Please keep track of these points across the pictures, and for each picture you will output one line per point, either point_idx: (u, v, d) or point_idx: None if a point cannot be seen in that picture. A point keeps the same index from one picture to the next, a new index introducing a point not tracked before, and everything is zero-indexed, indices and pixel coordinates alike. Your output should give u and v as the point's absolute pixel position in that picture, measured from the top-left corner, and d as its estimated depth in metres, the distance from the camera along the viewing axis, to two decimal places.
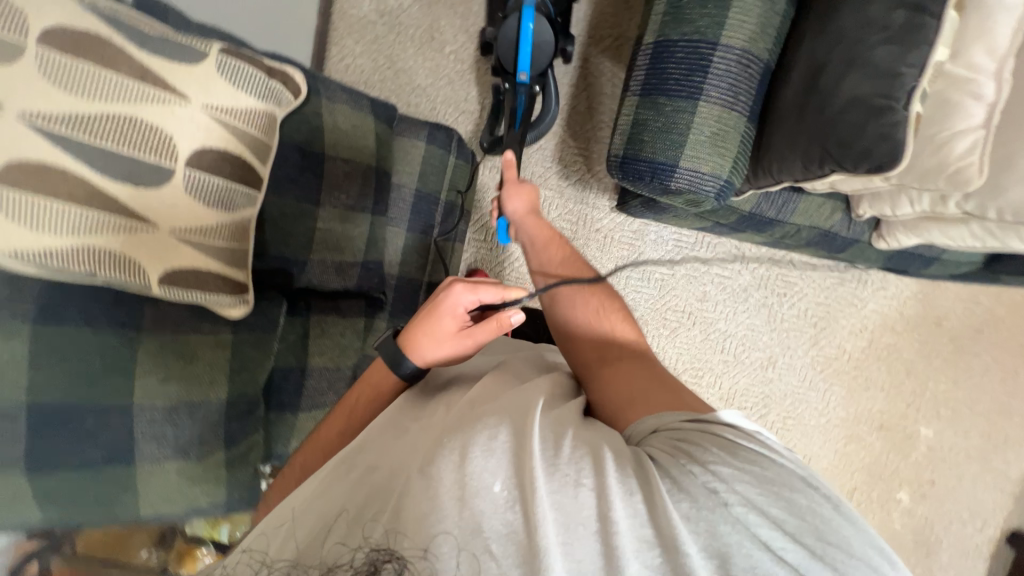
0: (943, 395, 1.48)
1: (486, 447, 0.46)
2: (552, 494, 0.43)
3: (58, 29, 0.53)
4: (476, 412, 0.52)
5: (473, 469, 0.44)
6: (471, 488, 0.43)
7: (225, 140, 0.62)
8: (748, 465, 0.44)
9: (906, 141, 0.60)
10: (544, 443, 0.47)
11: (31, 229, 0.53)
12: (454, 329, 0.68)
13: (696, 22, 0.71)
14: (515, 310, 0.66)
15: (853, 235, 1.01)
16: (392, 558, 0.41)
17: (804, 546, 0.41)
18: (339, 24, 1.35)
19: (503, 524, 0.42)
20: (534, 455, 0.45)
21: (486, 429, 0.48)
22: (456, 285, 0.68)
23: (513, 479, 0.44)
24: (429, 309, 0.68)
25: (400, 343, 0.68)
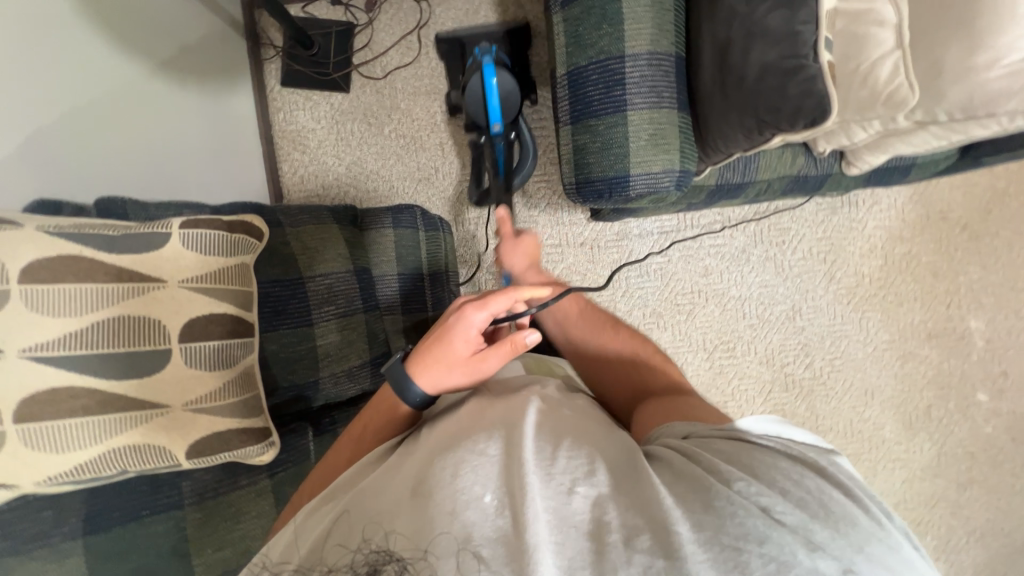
0: (979, 285, 1.43)
1: (479, 461, 0.47)
2: (546, 501, 0.43)
3: (33, 264, 0.56)
4: (467, 428, 0.52)
5: (463, 482, 0.45)
6: (461, 500, 0.44)
7: (206, 304, 0.65)
8: (757, 455, 0.45)
9: (829, 91, 0.62)
10: (538, 451, 0.47)
11: (61, 451, 0.56)
12: (467, 353, 0.65)
13: (598, 43, 0.75)
14: (529, 330, 0.64)
15: (823, 170, 1.01)
16: (393, 559, 0.42)
17: (819, 519, 0.40)
18: (283, 143, 1.42)
19: (492, 529, 0.42)
20: (526, 461, 0.46)
21: (477, 442, 0.49)
22: (464, 307, 0.65)
23: (502, 487, 0.45)
24: (439, 333, 0.65)
25: (408, 368, 0.65)
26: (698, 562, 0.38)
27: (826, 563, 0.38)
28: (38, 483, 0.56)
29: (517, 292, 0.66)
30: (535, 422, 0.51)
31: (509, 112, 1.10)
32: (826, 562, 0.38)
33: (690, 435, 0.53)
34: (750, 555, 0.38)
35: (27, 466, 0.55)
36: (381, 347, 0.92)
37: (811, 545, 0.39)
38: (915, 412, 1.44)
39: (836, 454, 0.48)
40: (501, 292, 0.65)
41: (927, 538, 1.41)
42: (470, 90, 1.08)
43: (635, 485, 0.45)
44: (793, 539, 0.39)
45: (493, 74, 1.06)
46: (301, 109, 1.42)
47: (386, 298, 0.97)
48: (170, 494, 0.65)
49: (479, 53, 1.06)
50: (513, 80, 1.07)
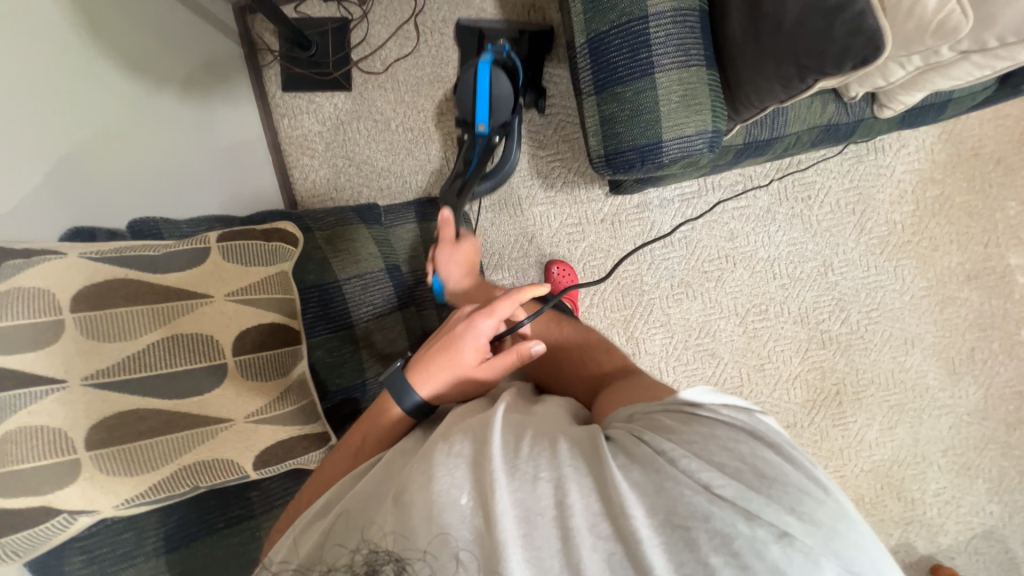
0: (1017, 220, 1.39)
1: (449, 462, 0.45)
2: (513, 493, 0.42)
3: (83, 291, 0.56)
4: (444, 431, 0.50)
5: (439, 485, 0.43)
6: (438, 503, 0.42)
7: (255, 315, 0.65)
8: (697, 428, 0.45)
9: (880, 24, 0.58)
10: (506, 445, 0.46)
11: (134, 473, 0.57)
12: (474, 363, 0.63)
13: (619, 6, 0.72)
14: (533, 340, 0.64)
15: (855, 116, 0.97)
16: (392, 559, 0.41)
17: (758, 489, 0.40)
18: (290, 148, 1.41)
19: (469, 531, 0.40)
20: (495, 459, 0.44)
21: (447, 443, 0.47)
22: (472, 316, 0.65)
23: (476, 486, 0.43)
24: (446, 341, 0.64)
25: (412, 378, 0.62)
26: (652, 545, 0.38)
27: (765, 530, 0.38)
28: (117, 507, 0.56)
29: (520, 295, 0.66)
30: (501, 421, 0.49)
31: (495, 112, 1.01)
32: (765, 531, 0.38)
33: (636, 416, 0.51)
34: (698, 532, 0.38)
35: (104, 491, 0.55)
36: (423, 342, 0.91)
37: (750, 514, 0.38)
38: (959, 357, 1.41)
39: (760, 418, 0.47)
40: (505, 296, 0.66)
41: (980, 482, 1.39)
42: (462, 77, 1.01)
43: (594, 467, 0.43)
44: (735, 512, 0.38)
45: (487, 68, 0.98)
46: (304, 113, 1.40)
47: (420, 292, 0.94)
48: (241, 505, 0.66)
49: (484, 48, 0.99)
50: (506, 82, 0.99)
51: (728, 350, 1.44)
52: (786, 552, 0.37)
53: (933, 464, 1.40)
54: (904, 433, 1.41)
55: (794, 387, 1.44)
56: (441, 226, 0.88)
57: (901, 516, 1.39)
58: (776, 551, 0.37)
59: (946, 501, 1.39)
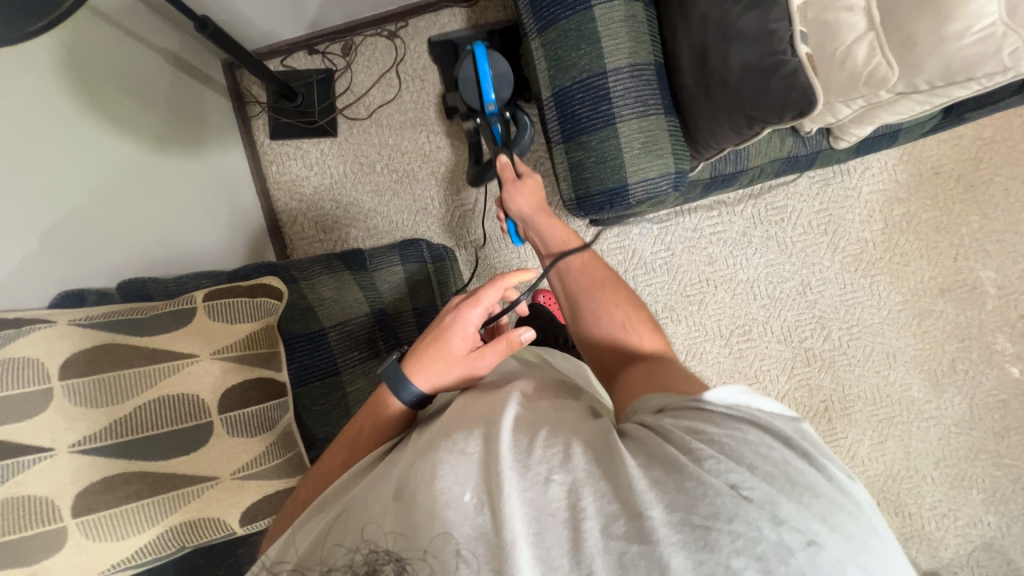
0: (982, 233, 1.44)
1: (455, 460, 0.46)
2: (524, 493, 0.42)
3: (71, 358, 0.58)
4: (450, 426, 0.51)
5: (443, 482, 0.44)
6: (441, 502, 0.43)
7: (240, 371, 0.67)
8: (725, 430, 0.43)
9: (813, 82, 0.63)
10: (516, 445, 0.46)
11: (120, 537, 0.57)
12: (465, 350, 0.64)
13: (579, 64, 0.77)
14: (524, 327, 0.64)
15: (812, 148, 1.02)
16: (392, 559, 0.41)
17: (781, 488, 0.40)
18: (279, 193, 1.45)
19: (473, 528, 0.41)
20: (504, 456, 0.45)
21: (455, 441, 0.48)
22: (459, 306, 0.66)
23: (479, 484, 0.44)
24: (436, 333, 0.65)
25: (407, 369, 0.63)
26: (670, 544, 0.37)
27: (793, 537, 0.37)
28: (102, 572, 0.57)
29: (505, 280, 0.67)
30: (512, 420, 0.49)
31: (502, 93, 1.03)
32: (793, 536, 0.37)
33: (665, 407, 0.49)
34: (719, 534, 0.37)
35: (89, 558, 0.56)
36: None
37: (777, 519, 0.38)
38: (940, 369, 1.44)
39: (799, 425, 0.46)
40: (490, 283, 0.67)
41: (974, 493, 1.39)
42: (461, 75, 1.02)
43: (609, 468, 0.43)
44: (765, 517, 0.38)
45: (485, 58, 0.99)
46: (292, 159, 1.45)
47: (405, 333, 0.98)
48: (229, 562, 0.66)
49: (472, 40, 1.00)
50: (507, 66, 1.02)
51: (715, 372, 1.47)
52: (814, 561, 0.37)
53: (926, 477, 1.41)
54: (894, 447, 1.43)
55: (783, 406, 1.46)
56: (498, 171, 0.86)
57: (901, 531, 1.39)
58: (803, 559, 0.37)
59: (943, 514, 1.39)
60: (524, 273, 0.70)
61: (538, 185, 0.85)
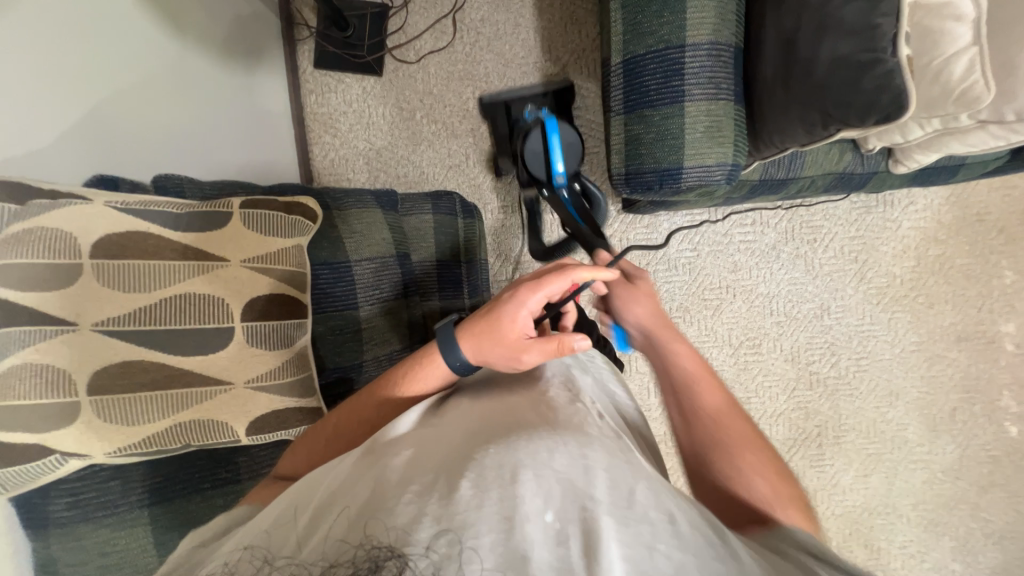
0: (1013, 289, 1.42)
1: (540, 471, 0.39)
2: (623, 546, 0.35)
3: (105, 239, 0.57)
4: (528, 427, 0.45)
5: (526, 491, 0.37)
6: (520, 512, 0.36)
7: (265, 283, 0.65)
8: None
9: (907, 85, 0.60)
10: (614, 482, 0.40)
11: (128, 423, 0.57)
12: (517, 334, 0.61)
13: (658, 32, 0.73)
14: (579, 336, 0.60)
15: (869, 168, 0.99)
16: (395, 555, 0.33)
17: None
18: (314, 125, 1.42)
19: (554, 557, 0.34)
20: (603, 491, 0.38)
21: (544, 449, 0.41)
22: (520, 288, 0.63)
23: (567, 510, 0.37)
24: (491, 309, 0.63)
25: (458, 332, 0.63)
26: None
27: None
28: (107, 456, 0.57)
29: (574, 274, 0.62)
30: (605, 451, 0.43)
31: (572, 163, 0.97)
32: None
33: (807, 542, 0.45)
34: None
35: (97, 438, 0.56)
36: (420, 333, 0.93)
37: None
38: (939, 416, 1.43)
39: None
40: (557, 272, 0.63)
41: (945, 539, 1.41)
42: (529, 150, 0.96)
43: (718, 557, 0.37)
44: None
45: (555, 129, 0.95)
46: (332, 92, 1.41)
47: (425, 283, 0.97)
48: (226, 470, 0.67)
49: (535, 110, 0.96)
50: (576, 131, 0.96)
51: None
52: None
53: (902, 516, 1.43)
54: (877, 482, 1.44)
55: (777, 424, 1.46)
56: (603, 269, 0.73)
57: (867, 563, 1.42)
58: None
59: (910, 553, 1.42)
60: (600, 271, 0.63)
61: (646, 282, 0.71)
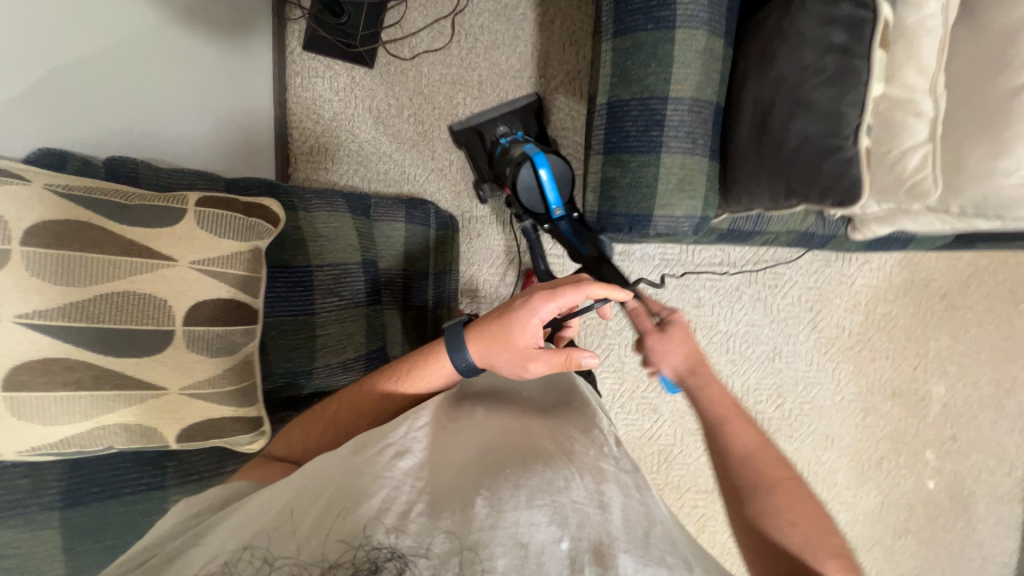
0: (946, 352, 1.52)
1: (556, 502, 0.44)
2: None
3: (39, 226, 0.54)
4: (541, 455, 0.50)
5: (539, 519, 0.42)
6: (529, 538, 0.41)
7: (212, 287, 0.62)
8: None
9: (862, 176, 0.63)
10: (624, 523, 0.44)
11: (48, 422, 0.55)
12: (526, 344, 0.62)
13: (644, 81, 0.74)
14: (588, 351, 0.64)
15: (829, 231, 1.04)
16: (394, 557, 0.39)
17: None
18: (296, 109, 1.37)
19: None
20: (614, 530, 0.43)
21: (560, 480, 0.46)
22: (533, 295, 0.63)
23: (577, 541, 0.41)
24: (503, 313, 0.64)
25: (467, 333, 0.65)
26: None
27: None
28: (21, 453, 0.55)
29: (591, 289, 0.62)
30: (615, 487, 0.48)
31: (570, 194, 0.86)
32: None
33: None
34: None
35: (12, 434, 0.53)
36: (378, 341, 0.91)
37: None
38: (868, 462, 1.52)
39: None
40: (573, 285, 0.63)
41: None
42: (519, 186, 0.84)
43: None
44: None
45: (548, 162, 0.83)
46: (319, 77, 1.36)
47: (389, 291, 0.97)
48: (153, 474, 0.64)
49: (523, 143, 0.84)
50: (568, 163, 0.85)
51: None
52: None
53: None
54: None
55: None
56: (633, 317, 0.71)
57: None
58: None
59: None
60: (615, 290, 0.64)
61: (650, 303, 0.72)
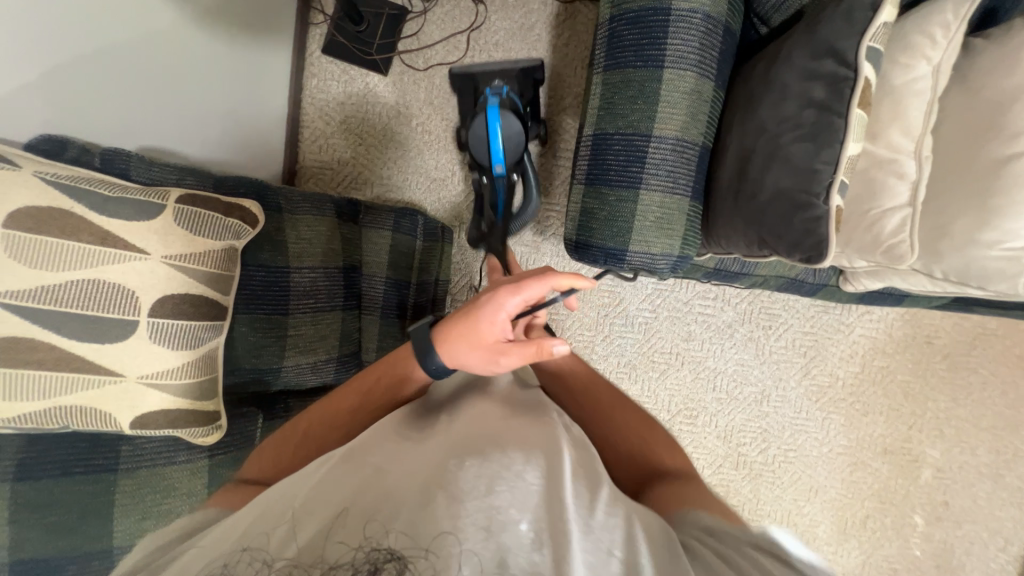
0: (944, 414, 1.46)
1: (514, 482, 0.44)
2: (584, 552, 0.41)
3: (21, 211, 0.56)
4: (500, 438, 0.50)
5: (499, 500, 0.42)
6: (497, 522, 0.41)
7: (183, 283, 0.65)
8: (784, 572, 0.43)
9: (831, 235, 0.62)
10: (578, 498, 0.45)
11: (7, 397, 0.57)
12: (494, 339, 0.61)
13: (629, 117, 0.75)
14: (558, 339, 0.60)
15: (819, 281, 1.02)
16: (393, 557, 0.38)
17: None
18: (309, 109, 1.41)
19: (528, 563, 0.39)
20: (565, 500, 0.44)
21: (514, 462, 0.46)
22: (498, 289, 0.62)
23: (537, 516, 0.43)
24: (469, 310, 0.63)
25: (436, 335, 0.64)
26: None
27: None
28: None
29: (556, 278, 0.61)
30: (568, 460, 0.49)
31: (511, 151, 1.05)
32: None
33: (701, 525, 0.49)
34: None
35: None
36: (351, 346, 0.93)
37: None
38: (852, 520, 1.47)
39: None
40: (537, 275, 0.61)
41: None
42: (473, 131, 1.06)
43: (671, 557, 0.42)
44: None
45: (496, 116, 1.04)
46: (333, 80, 1.40)
47: (369, 296, 0.98)
48: (108, 455, 0.66)
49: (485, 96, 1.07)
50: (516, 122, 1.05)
51: None
52: None
53: None
54: None
55: None
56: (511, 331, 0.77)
57: None
58: None
59: None
60: (579, 278, 0.61)
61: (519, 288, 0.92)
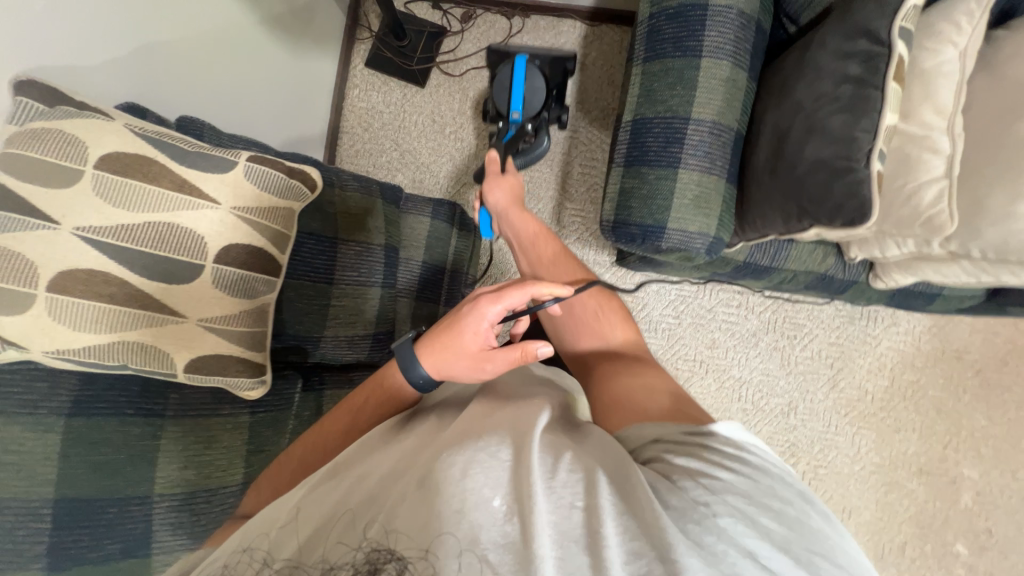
0: (981, 433, 1.41)
1: (484, 460, 0.44)
2: (551, 510, 0.40)
3: (112, 154, 0.61)
4: (475, 426, 0.50)
5: (471, 481, 0.42)
6: (467, 503, 0.40)
7: (249, 236, 0.69)
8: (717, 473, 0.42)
9: (873, 198, 0.64)
10: (545, 460, 0.44)
11: (76, 328, 0.59)
12: (477, 348, 0.64)
13: (668, 102, 0.79)
14: (542, 342, 0.63)
15: (850, 276, 1.03)
16: (393, 558, 0.39)
17: (786, 522, 0.40)
18: (350, 116, 1.50)
19: (501, 535, 0.39)
20: (531, 460, 0.44)
21: (486, 445, 0.46)
22: (479, 301, 0.65)
23: (508, 487, 0.42)
24: (451, 323, 0.65)
25: (419, 351, 0.65)
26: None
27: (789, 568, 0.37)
28: (44, 354, 0.59)
29: (534, 288, 0.66)
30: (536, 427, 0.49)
31: (530, 104, 1.20)
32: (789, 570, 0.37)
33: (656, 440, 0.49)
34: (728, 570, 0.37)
35: (41, 333, 0.58)
36: (386, 325, 0.93)
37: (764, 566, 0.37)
38: (889, 545, 1.39)
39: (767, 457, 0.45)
40: (516, 286, 0.66)
41: None
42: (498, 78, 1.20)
43: (633, 497, 0.41)
44: None
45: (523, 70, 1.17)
46: (375, 91, 1.50)
47: (405, 279, 0.99)
48: (157, 401, 0.68)
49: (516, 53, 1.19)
50: (541, 79, 1.18)
51: None
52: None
53: None
54: None
55: None
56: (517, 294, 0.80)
57: None
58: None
59: None
60: (557, 287, 0.69)
61: (518, 183, 0.95)
